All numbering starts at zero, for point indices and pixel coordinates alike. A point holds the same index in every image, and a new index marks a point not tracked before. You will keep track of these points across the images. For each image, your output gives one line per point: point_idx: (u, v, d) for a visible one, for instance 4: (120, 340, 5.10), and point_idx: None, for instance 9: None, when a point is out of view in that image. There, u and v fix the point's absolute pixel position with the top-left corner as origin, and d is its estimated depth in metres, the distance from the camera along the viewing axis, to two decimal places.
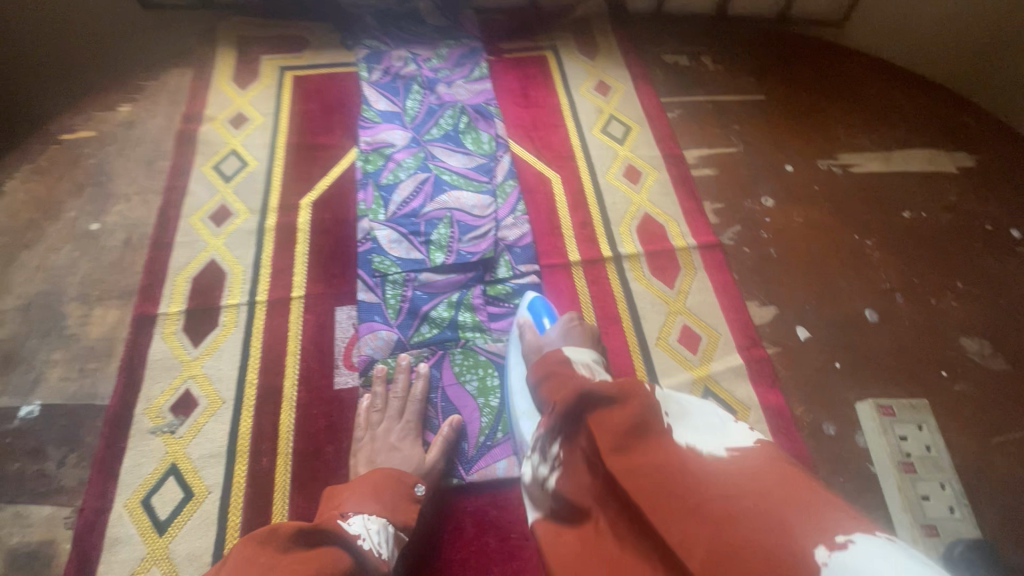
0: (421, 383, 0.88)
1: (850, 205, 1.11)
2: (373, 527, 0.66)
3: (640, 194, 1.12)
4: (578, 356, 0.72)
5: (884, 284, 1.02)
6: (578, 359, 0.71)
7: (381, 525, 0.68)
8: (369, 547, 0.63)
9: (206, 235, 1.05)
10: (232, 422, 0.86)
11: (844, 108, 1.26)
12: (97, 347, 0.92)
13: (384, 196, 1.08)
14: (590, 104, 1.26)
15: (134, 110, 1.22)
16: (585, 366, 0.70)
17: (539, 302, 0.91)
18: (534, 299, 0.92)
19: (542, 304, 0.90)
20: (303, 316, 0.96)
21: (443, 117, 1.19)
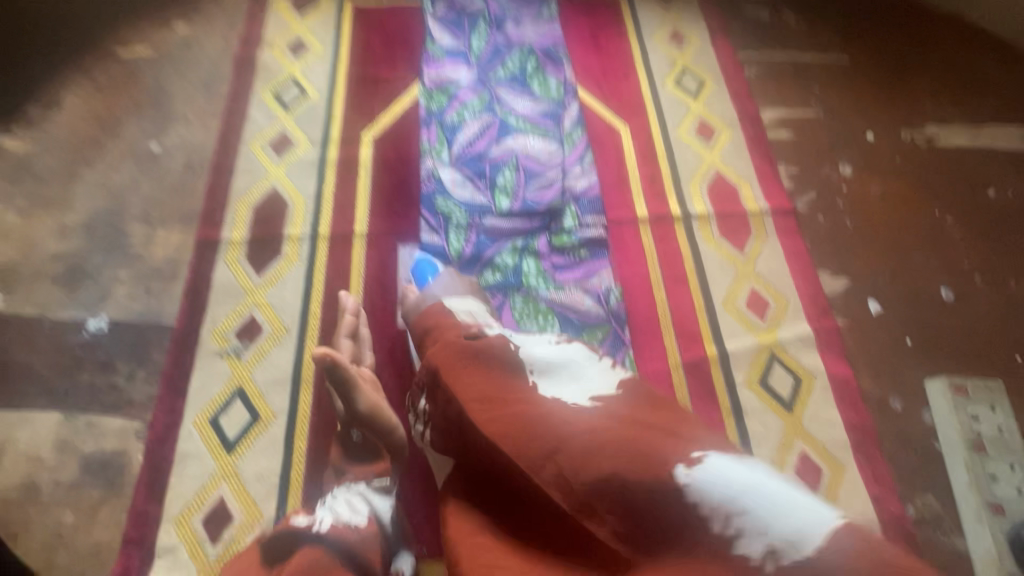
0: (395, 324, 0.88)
1: (932, 180, 1.06)
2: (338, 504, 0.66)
3: (712, 153, 1.07)
4: (460, 307, 0.74)
5: (963, 263, 0.98)
6: (462, 310, 0.73)
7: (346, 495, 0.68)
8: (330, 525, 0.61)
9: (267, 163, 1.03)
10: (296, 351, 0.86)
11: (932, 77, 1.19)
12: (162, 268, 0.92)
13: (447, 136, 1.05)
14: (663, 55, 1.19)
15: (191, 30, 1.18)
16: (466, 313, 0.72)
17: (422, 262, 0.91)
18: (420, 258, 0.92)
19: (427, 263, 0.90)
20: (366, 253, 0.95)
21: (510, 58, 1.14)
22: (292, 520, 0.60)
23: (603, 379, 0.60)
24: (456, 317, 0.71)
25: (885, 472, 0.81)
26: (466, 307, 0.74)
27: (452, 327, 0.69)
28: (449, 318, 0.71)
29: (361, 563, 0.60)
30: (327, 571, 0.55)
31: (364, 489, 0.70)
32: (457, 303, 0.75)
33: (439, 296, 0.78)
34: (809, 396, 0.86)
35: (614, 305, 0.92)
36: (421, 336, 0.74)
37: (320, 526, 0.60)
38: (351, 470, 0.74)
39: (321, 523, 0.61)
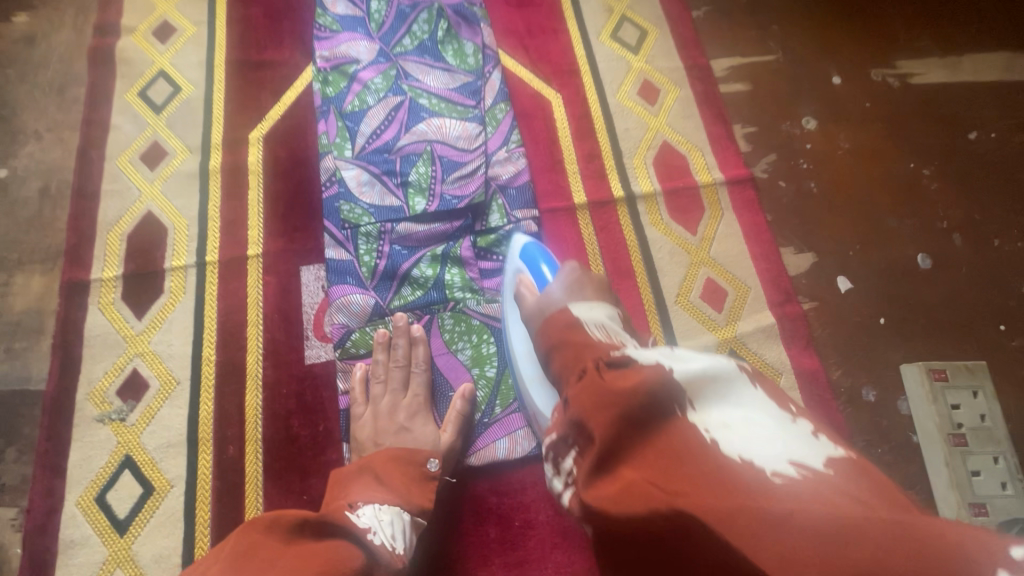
0: (422, 347, 0.76)
1: (907, 126, 0.93)
2: (385, 518, 0.58)
3: (658, 117, 0.93)
4: (590, 316, 0.59)
5: (940, 223, 0.87)
6: (591, 321, 0.58)
7: (395, 513, 0.59)
8: (381, 541, 0.55)
9: (139, 181, 0.87)
10: (190, 406, 0.75)
11: (904, 1, 1.03)
12: (24, 322, 0.79)
13: (349, 127, 0.89)
14: (598, 2, 1.02)
15: (33, 20, 0.98)
16: (599, 327, 0.57)
17: (533, 248, 0.76)
18: (527, 244, 0.77)
19: (537, 249, 0.75)
20: (263, 279, 0.82)
21: (417, 22, 0.96)
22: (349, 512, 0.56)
23: (770, 411, 0.45)
24: (587, 331, 0.56)
25: None
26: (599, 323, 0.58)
27: (590, 344, 0.54)
28: (583, 335, 0.56)
29: None
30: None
31: (409, 520, 0.60)
32: (584, 310, 0.60)
33: (565, 300, 0.62)
34: None
35: None
36: (543, 352, 0.60)
37: (375, 537, 0.55)
38: (387, 479, 0.63)
39: (377, 534, 0.55)
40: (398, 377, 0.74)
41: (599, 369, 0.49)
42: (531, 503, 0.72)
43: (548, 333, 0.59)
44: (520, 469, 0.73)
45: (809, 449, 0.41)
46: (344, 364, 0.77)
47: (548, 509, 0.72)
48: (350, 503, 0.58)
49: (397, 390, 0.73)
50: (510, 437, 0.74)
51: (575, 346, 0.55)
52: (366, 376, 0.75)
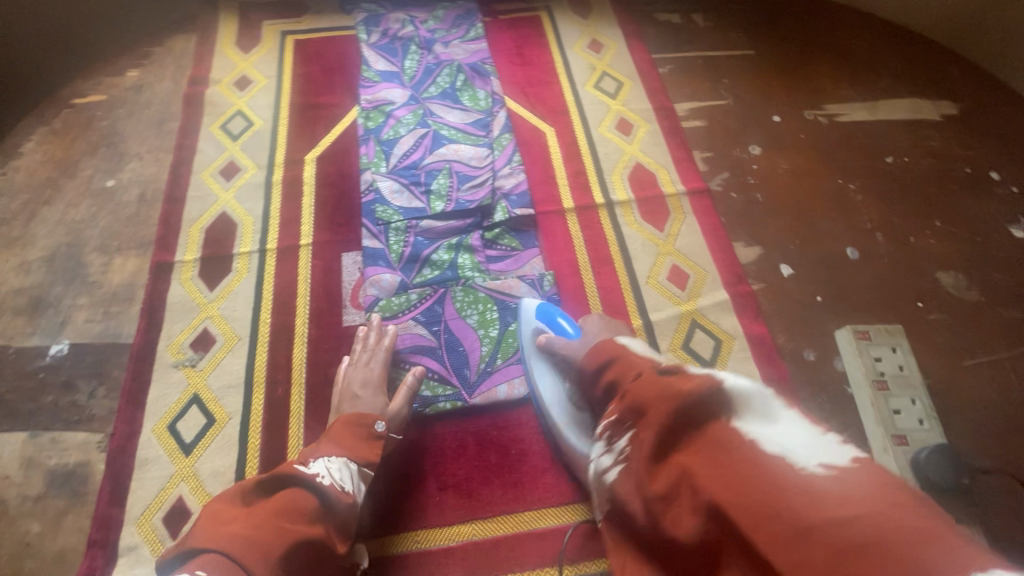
0: (387, 336, 0.90)
1: (835, 151, 1.15)
2: (334, 465, 0.71)
3: (632, 145, 1.16)
4: (633, 340, 0.70)
5: (865, 224, 1.06)
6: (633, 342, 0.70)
7: (343, 463, 0.72)
8: (329, 482, 0.68)
9: (216, 189, 1.10)
10: (248, 356, 0.92)
11: (828, 60, 1.30)
12: (119, 293, 0.98)
13: (385, 150, 1.13)
14: (584, 62, 1.29)
15: (142, 75, 1.26)
16: (642, 347, 0.69)
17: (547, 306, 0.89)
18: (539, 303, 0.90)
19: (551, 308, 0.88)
20: (312, 261, 1.01)
21: (441, 76, 1.24)
22: (298, 466, 0.69)
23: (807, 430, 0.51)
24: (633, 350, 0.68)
25: None
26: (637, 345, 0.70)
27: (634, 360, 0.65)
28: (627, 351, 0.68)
29: (333, 524, 0.66)
30: (309, 515, 0.63)
31: (357, 468, 0.73)
32: (628, 337, 0.71)
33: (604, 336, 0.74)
34: (730, 355, 0.93)
35: (547, 289, 0.98)
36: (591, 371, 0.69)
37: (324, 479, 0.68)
38: (343, 441, 0.75)
39: (325, 478, 0.68)
40: (362, 357, 0.88)
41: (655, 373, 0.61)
42: (527, 436, 0.87)
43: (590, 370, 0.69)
44: (522, 410, 0.89)
45: (834, 451, 0.48)
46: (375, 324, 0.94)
47: (539, 440, 0.87)
48: (304, 460, 0.71)
49: (360, 368, 0.86)
50: (509, 383, 0.90)
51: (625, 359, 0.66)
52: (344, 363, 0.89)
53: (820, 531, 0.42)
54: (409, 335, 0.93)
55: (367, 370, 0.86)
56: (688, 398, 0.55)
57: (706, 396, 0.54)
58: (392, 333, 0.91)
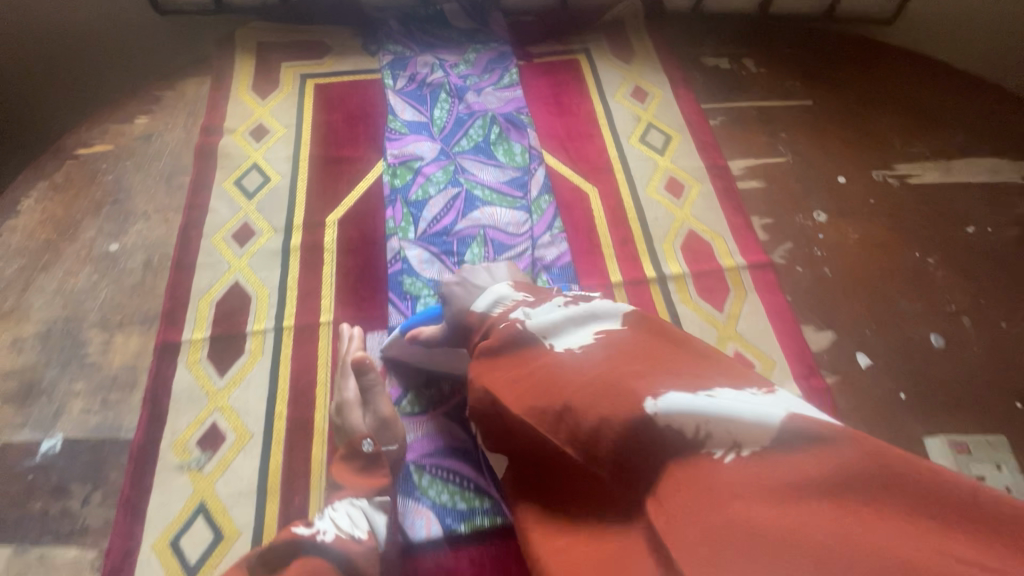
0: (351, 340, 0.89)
1: (909, 219, 1.04)
2: (341, 512, 0.64)
3: (683, 209, 1.06)
4: (491, 301, 0.67)
5: (949, 306, 0.95)
6: (496, 306, 0.66)
7: (349, 504, 0.67)
8: (343, 530, 0.61)
9: (229, 255, 1.00)
10: (261, 457, 0.81)
11: (894, 112, 1.19)
12: (120, 377, 0.88)
13: (413, 213, 1.03)
14: (627, 112, 1.19)
15: (152, 122, 1.18)
16: (500, 305, 0.66)
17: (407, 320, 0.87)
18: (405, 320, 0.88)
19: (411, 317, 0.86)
20: (333, 343, 0.91)
21: (473, 128, 1.14)
22: (296, 529, 0.58)
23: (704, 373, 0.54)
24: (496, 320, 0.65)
25: None
26: (551, 311, 0.61)
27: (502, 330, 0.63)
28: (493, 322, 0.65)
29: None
30: None
31: (367, 504, 0.68)
32: (485, 300, 0.68)
33: (468, 303, 0.71)
34: None
35: None
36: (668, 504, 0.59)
37: (324, 535, 0.59)
38: (349, 484, 0.72)
39: (326, 532, 0.59)
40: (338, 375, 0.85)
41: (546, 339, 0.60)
42: None
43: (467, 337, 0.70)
44: None
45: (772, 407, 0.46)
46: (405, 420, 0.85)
47: None
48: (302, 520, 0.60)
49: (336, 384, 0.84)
50: None
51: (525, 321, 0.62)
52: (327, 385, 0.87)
53: (806, 544, 0.39)
54: (439, 432, 0.85)
55: (339, 394, 0.81)
56: (574, 370, 0.56)
57: (590, 364, 0.55)
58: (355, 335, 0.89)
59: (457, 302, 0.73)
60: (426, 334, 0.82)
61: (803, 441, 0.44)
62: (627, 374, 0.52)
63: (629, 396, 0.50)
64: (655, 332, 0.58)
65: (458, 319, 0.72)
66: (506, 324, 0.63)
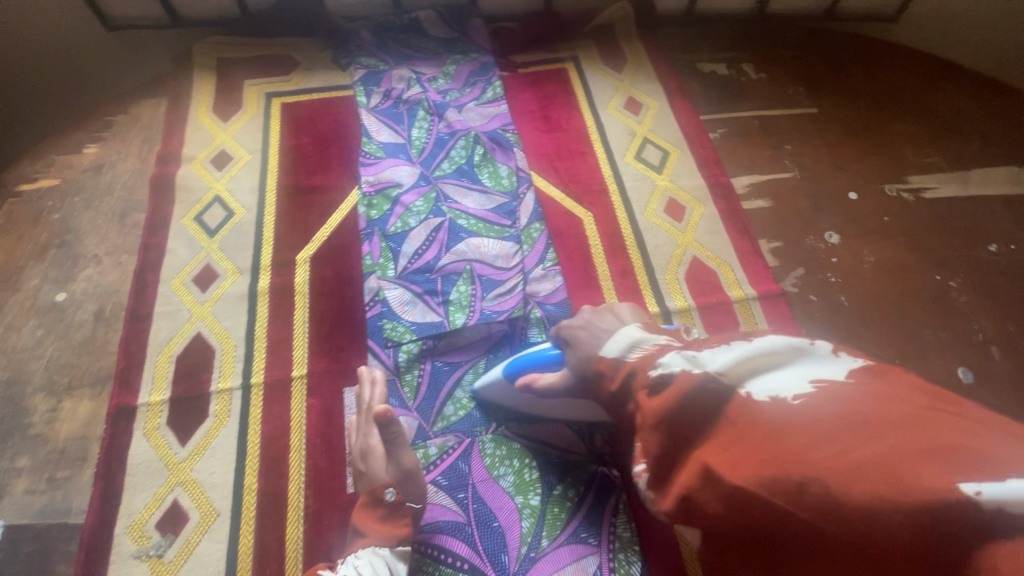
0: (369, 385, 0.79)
1: (927, 238, 0.97)
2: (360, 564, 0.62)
3: (686, 233, 0.98)
4: (629, 345, 0.55)
5: (975, 335, 0.88)
6: (631, 349, 0.55)
7: (371, 553, 0.63)
8: None
9: (190, 303, 0.91)
10: (230, 539, 0.73)
11: (904, 119, 1.12)
12: (69, 450, 0.79)
13: (392, 247, 0.94)
14: (621, 126, 1.10)
15: (102, 151, 1.07)
16: (637, 349, 0.54)
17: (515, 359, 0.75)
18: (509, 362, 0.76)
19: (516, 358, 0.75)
20: (307, 401, 0.83)
21: (455, 149, 1.05)
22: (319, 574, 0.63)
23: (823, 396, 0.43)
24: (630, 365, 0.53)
25: None
26: (727, 352, 0.47)
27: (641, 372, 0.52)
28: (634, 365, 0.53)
29: None
30: None
31: (389, 552, 0.64)
32: (619, 344, 0.57)
33: (596, 349, 0.59)
34: None
35: (597, 441, 0.79)
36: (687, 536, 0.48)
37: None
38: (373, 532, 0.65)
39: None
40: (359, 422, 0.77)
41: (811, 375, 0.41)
42: None
43: (604, 394, 0.57)
44: None
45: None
46: None
47: None
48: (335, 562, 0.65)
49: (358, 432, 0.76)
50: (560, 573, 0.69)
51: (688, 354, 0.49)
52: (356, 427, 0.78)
53: None
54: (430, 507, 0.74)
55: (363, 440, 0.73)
56: (789, 428, 0.39)
57: (821, 413, 0.38)
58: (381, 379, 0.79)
59: (580, 347, 0.63)
60: (544, 381, 0.71)
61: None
62: (905, 427, 0.35)
63: (907, 483, 0.32)
64: (902, 383, 0.39)
65: (584, 367, 0.61)
66: (669, 370, 0.48)
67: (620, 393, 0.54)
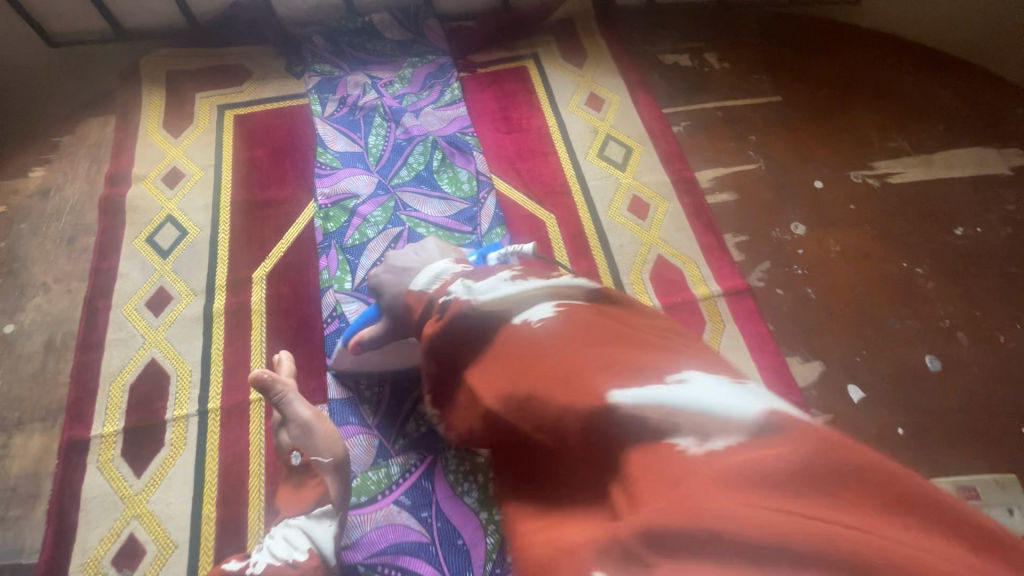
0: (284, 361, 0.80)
1: (893, 225, 0.96)
2: (275, 538, 0.63)
3: (650, 231, 0.96)
4: (428, 278, 0.61)
5: (942, 322, 0.87)
6: (429, 283, 0.60)
7: (285, 526, 0.64)
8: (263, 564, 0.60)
9: (143, 328, 0.88)
10: (189, 572, 0.71)
11: (869, 104, 1.10)
12: (21, 488, 0.77)
13: (350, 260, 0.92)
14: (583, 123, 1.08)
15: (49, 173, 1.04)
16: (438, 280, 0.60)
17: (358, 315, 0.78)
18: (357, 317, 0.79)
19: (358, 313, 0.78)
20: (266, 424, 0.81)
21: (413, 155, 1.02)
22: (228, 565, 0.61)
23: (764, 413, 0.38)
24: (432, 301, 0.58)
25: None
26: (497, 285, 0.53)
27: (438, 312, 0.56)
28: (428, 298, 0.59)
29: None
30: None
31: (303, 518, 0.65)
32: (423, 277, 0.61)
33: (404, 287, 0.63)
34: None
35: None
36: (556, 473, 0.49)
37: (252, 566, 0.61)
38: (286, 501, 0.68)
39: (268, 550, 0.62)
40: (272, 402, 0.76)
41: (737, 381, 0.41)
42: None
43: (410, 323, 0.62)
44: None
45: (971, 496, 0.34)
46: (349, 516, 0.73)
47: None
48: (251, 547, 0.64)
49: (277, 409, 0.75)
50: None
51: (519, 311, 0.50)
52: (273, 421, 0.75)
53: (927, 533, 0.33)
54: (393, 527, 0.72)
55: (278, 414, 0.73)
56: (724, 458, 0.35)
57: (745, 456, 0.35)
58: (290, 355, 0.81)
59: (388, 291, 0.65)
60: (369, 335, 0.72)
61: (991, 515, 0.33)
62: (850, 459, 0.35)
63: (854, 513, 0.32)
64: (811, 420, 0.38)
65: (393, 306, 0.65)
66: (449, 299, 0.55)
67: (443, 335, 0.55)
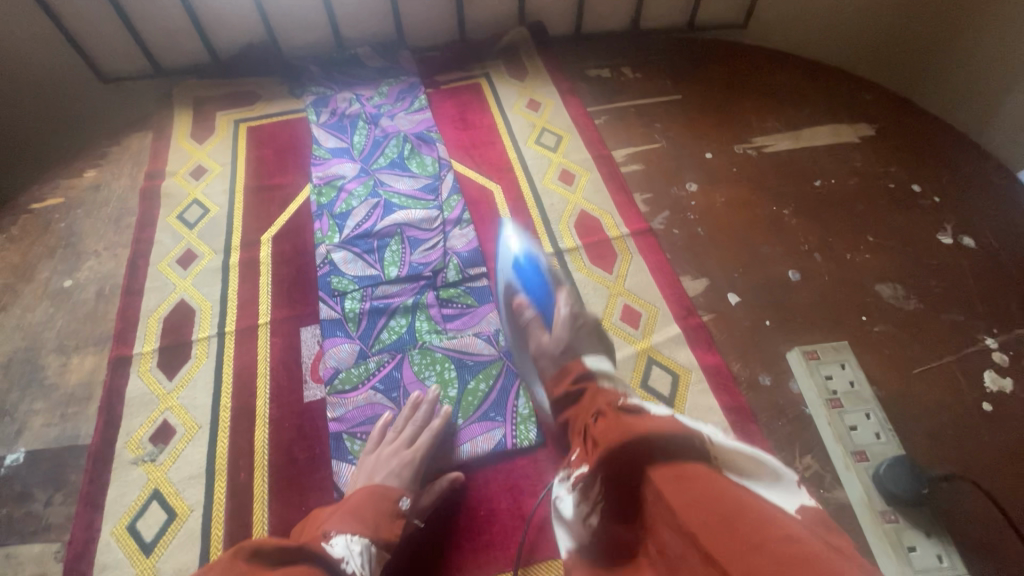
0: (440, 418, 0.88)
1: (767, 181, 1.22)
2: (356, 548, 0.67)
3: (575, 194, 1.21)
4: (598, 365, 0.83)
5: (803, 247, 1.11)
6: (600, 371, 0.82)
7: (364, 545, 0.68)
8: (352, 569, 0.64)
9: (174, 278, 1.11)
10: (209, 444, 0.91)
11: (751, 97, 1.39)
12: (77, 393, 0.97)
13: (339, 223, 1.17)
14: (524, 120, 1.36)
15: (99, 174, 1.30)
16: (607, 379, 0.81)
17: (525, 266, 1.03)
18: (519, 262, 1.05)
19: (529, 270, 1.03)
20: (270, 340, 1.02)
21: (388, 147, 1.30)
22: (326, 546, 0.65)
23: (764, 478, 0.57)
24: (599, 381, 0.80)
25: (763, 444, 0.88)
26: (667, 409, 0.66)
27: (601, 393, 0.76)
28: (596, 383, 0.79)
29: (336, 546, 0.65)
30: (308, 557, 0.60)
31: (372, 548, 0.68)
32: (594, 362, 0.84)
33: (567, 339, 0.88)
34: (687, 389, 0.94)
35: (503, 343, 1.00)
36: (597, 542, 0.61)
37: (348, 567, 0.64)
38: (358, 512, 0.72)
39: (350, 562, 0.65)
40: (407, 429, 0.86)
41: (615, 409, 0.68)
42: (495, 496, 0.86)
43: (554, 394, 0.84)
44: (496, 471, 0.88)
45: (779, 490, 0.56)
46: (334, 398, 0.94)
47: (506, 498, 0.86)
48: (325, 534, 0.67)
49: (405, 441, 0.85)
50: (472, 441, 0.90)
51: (591, 389, 0.78)
52: (386, 425, 0.88)
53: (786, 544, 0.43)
54: (370, 405, 0.93)
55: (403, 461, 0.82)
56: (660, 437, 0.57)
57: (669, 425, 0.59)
58: (445, 416, 0.89)
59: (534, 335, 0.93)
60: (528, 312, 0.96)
61: (770, 470, 0.58)
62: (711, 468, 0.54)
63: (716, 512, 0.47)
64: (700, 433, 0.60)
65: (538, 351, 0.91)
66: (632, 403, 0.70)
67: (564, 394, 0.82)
